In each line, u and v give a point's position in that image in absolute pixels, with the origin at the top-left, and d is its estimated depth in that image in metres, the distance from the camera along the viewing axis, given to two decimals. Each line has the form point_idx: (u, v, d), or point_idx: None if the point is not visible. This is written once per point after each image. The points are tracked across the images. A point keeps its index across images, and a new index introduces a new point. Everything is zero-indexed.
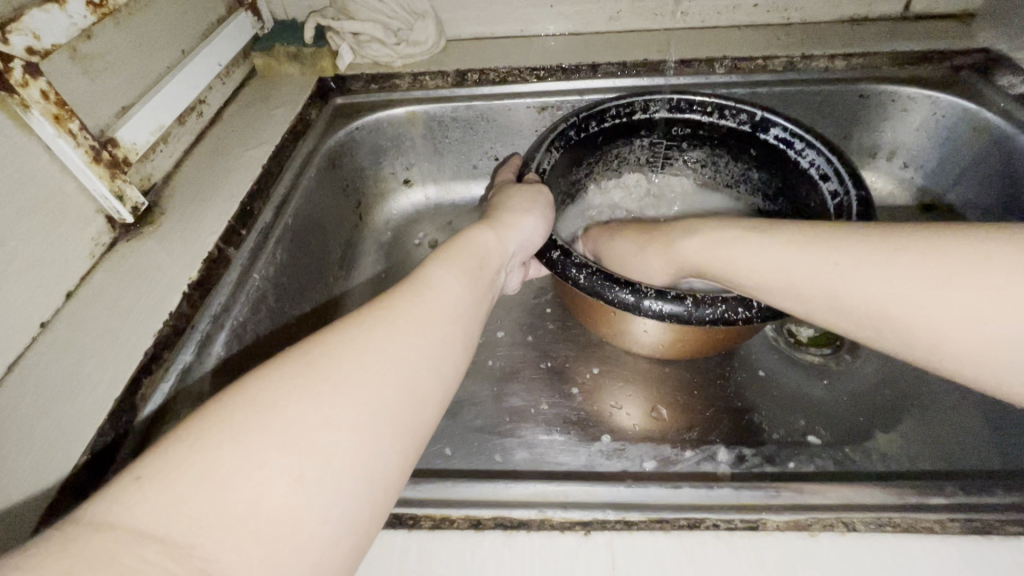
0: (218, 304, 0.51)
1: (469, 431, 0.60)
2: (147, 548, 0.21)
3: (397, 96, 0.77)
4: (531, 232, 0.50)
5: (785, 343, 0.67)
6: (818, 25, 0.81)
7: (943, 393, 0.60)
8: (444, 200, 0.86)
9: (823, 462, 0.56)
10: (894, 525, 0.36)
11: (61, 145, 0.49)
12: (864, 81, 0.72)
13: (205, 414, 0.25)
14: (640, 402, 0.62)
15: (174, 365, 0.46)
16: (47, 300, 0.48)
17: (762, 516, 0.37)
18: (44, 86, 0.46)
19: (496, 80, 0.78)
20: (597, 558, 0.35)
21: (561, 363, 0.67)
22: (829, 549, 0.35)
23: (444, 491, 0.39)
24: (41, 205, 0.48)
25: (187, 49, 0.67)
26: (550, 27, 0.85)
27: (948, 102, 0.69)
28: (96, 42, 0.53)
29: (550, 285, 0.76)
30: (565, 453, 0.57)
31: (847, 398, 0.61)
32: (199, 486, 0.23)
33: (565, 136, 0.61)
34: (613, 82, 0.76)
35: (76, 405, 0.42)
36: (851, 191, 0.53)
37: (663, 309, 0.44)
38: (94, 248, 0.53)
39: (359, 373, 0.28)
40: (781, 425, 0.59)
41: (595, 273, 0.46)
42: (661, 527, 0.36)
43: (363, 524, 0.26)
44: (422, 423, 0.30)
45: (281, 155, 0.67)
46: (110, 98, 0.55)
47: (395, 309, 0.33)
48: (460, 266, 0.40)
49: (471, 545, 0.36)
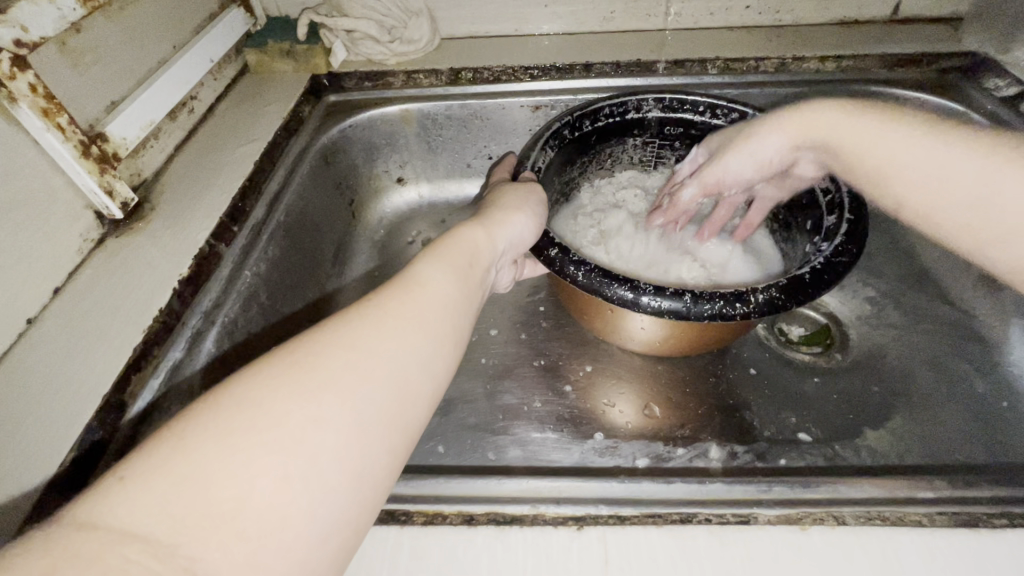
0: (208, 301, 0.50)
1: (462, 429, 0.60)
2: (130, 547, 0.21)
3: (390, 95, 0.78)
4: (522, 229, 0.50)
5: (776, 342, 0.68)
6: (808, 27, 0.81)
7: (931, 391, 0.61)
8: (437, 199, 0.86)
9: (813, 459, 0.56)
10: (883, 518, 0.36)
11: (49, 139, 0.48)
12: (854, 83, 0.73)
13: (188, 414, 0.25)
14: (634, 400, 0.62)
15: (164, 362, 0.45)
16: (33, 295, 0.47)
17: (754, 510, 0.37)
18: (32, 79, 0.46)
19: (489, 79, 0.78)
20: (590, 552, 0.35)
21: (555, 360, 0.67)
22: (820, 542, 0.35)
23: (437, 487, 0.39)
24: (29, 201, 0.47)
25: (178, 44, 0.66)
26: (544, 27, 0.85)
27: (937, 104, 0.70)
28: (87, 36, 0.53)
29: (544, 284, 0.76)
30: (558, 451, 0.58)
31: (837, 396, 0.62)
32: (182, 486, 0.23)
33: (560, 135, 0.61)
34: (607, 82, 0.76)
35: (63, 402, 0.42)
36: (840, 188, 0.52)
37: (662, 305, 0.44)
38: (83, 243, 0.53)
39: (347, 370, 0.28)
40: (772, 423, 0.59)
41: (594, 271, 0.46)
42: (654, 521, 0.36)
43: (351, 523, 0.26)
44: (412, 421, 0.30)
45: (273, 152, 0.67)
46: (99, 93, 0.54)
47: (384, 306, 0.33)
48: (450, 264, 0.39)
49: (463, 541, 0.36)
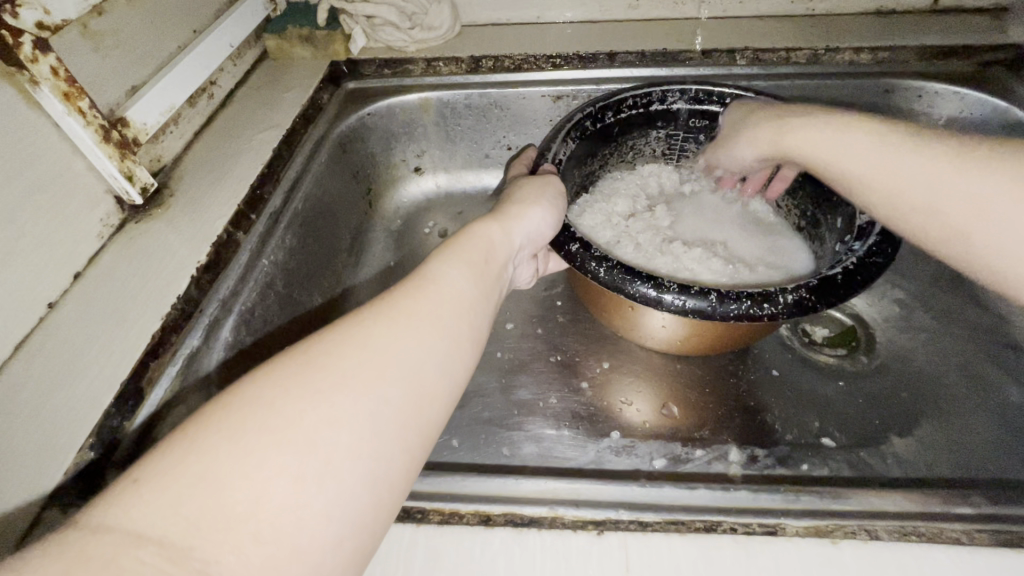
0: (227, 289, 0.50)
1: (477, 423, 0.59)
2: (144, 550, 0.21)
3: (409, 82, 0.76)
4: (540, 224, 0.48)
5: (799, 342, 0.66)
6: (842, 17, 0.78)
7: (963, 398, 0.59)
8: (455, 188, 0.85)
9: (837, 465, 0.55)
10: (918, 534, 0.35)
11: (70, 122, 0.48)
12: (887, 76, 0.70)
13: (199, 418, 0.25)
14: (651, 399, 0.61)
15: (181, 349, 0.45)
16: (54, 281, 0.48)
17: (781, 521, 0.36)
18: (54, 62, 0.46)
19: (510, 67, 0.76)
20: (610, 558, 0.34)
21: (571, 356, 0.66)
22: (851, 557, 0.34)
23: (452, 485, 0.38)
24: (50, 186, 0.47)
25: (198, 28, 0.66)
26: (566, 14, 0.83)
27: (977, 98, 0.67)
28: (108, 19, 0.53)
29: (562, 278, 0.75)
30: (573, 449, 0.57)
31: (862, 399, 0.60)
32: (195, 488, 0.22)
33: (582, 126, 0.60)
34: (630, 72, 0.74)
35: (82, 387, 0.42)
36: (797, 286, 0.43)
37: (686, 304, 0.43)
38: (103, 228, 0.53)
39: (360, 369, 0.27)
40: (794, 426, 0.58)
41: (615, 266, 0.44)
42: (676, 528, 0.35)
43: (367, 526, 0.26)
44: (429, 422, 0.29)
45: (292, 139, 0.66)
46: (120, 77, 0.54)
47: (397, 303, 0.32)
48: (466, 261, 0.38)
49: (480, 542, 0.35)
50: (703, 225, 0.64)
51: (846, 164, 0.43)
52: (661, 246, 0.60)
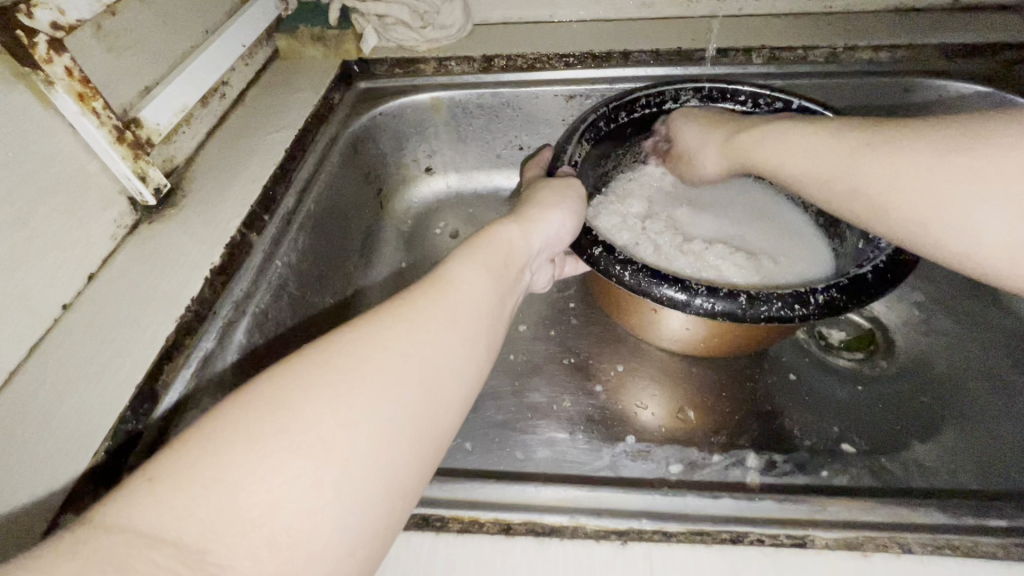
0: (241, 290, 0.50)
1: (491, 427, 0.58)
2: (159, 552, 0.20)
3: (420, 81, 0.76)
4: (558, 228, 0.47)
5: (817, 346, 0.65)
6: (860, 15, 0.77)
7: (987, 404, 0.58)
8: (466, 188, 0.85)
9: (857, 471, 0.54)
10: (953, 548, 0.34)
11: (84, 123, 0.47)
12: (909, 74, 0.69)
13: (215, 417, 0.24)
14: (665, 402, 0.60)
15: (196, 352, 0.45)
16: (67, 282, 0.47)
17: (810, 533, 0.35)
18: (68, 62, 0.45)
19: (523, 66, 0.76)
20: (634, 570, 0.34)
21: (584, 359, 0.65)
22: (884, 572, 0.33)
23: (470, 491, 0.38)
24: (63, 187, 0.47)
25: (210, 28, 0.65)
26: (579, 13, 0.82)
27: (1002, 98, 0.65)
28: (121, 19, 0.52)
29: (574, 280, 0.74)
30: (588, 454, 0.56)
31: (881, 404, 0.59)
32: (212, 490, 0.22)
33: (596, 127, 0.59)
34: (644, 71, 0.73)
35: (96, 387, 0.42)
36: (828, 288, 0.42)
37: (715, 307, 0.42)
38: (116, 229, 0.52)
39: (378, 372, 0.27)
40: (813, 432, 0.57)
41: (641, 270, 0.44)
42: (701, 540, 0.35)
43: (379, 532, 0.25)
44: (444, 426, 0.29)
45: (304, 138, 0.66)
46: (133, 78, 0.54)
47: (415, 305, 0.31)
48: (483, 263, 0.38)
49: (501, 551, 0.35)
50: (723, 222, 0.63)
51: (839, 172, 0.43)
52: (681, 247, 0.58)
